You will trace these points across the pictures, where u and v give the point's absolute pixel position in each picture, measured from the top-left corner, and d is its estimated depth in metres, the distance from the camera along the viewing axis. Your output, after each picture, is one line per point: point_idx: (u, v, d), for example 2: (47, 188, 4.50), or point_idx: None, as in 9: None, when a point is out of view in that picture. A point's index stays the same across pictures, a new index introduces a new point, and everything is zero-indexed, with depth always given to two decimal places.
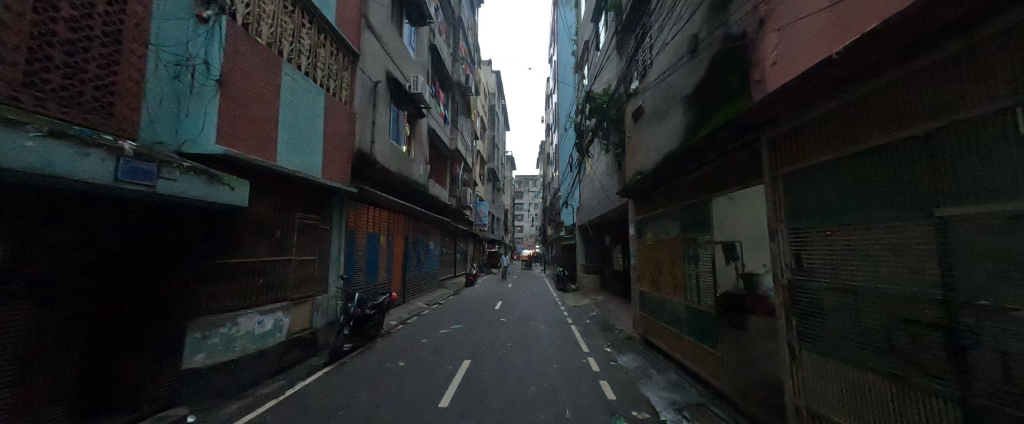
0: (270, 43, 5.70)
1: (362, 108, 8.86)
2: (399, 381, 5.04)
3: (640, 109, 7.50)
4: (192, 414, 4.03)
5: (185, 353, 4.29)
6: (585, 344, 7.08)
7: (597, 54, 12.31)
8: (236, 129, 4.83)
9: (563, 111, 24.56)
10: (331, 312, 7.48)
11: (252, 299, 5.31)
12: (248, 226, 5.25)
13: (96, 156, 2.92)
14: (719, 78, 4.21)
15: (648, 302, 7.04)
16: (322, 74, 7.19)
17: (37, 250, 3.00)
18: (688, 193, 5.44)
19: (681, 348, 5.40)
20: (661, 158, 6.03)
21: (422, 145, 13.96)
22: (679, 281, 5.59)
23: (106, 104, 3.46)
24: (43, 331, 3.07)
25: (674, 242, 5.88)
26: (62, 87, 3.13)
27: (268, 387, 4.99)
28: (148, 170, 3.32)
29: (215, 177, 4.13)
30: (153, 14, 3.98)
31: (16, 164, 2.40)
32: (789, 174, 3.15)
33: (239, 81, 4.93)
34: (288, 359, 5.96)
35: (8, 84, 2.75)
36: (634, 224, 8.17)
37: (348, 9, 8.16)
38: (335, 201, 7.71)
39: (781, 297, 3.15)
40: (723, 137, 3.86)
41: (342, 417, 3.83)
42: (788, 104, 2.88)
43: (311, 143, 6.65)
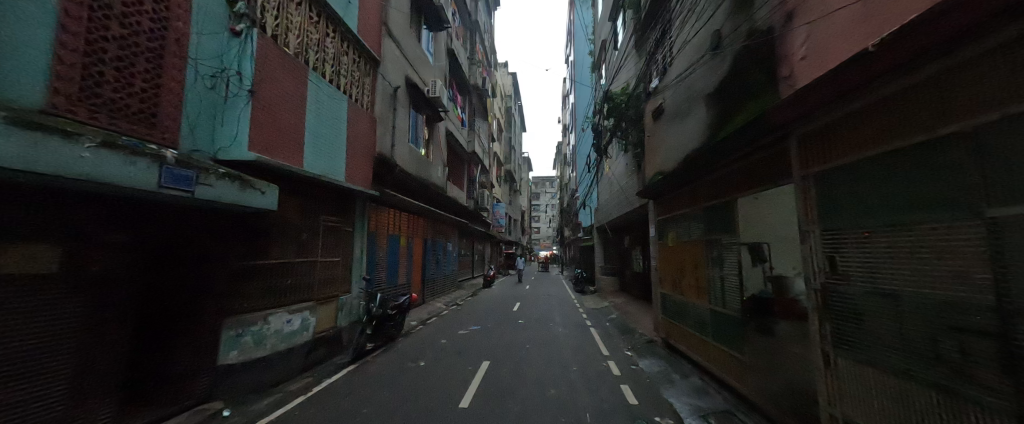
0: (298, 53, 5.94)
1: (382, 114, 9.11)
2: (420, 381, 5.13)
3: (660, 108, 7.36)
4: (227, 408, 4.25)
5: (221, 349, 4.54)
6: (604, 347, 6.99)
7: (615, 54, 12.22)
8: (266, 136, 5.07)
9: (579, 112, 24.50)
10: (355, 312, 7.71)
11: (281, 299, 5.54)
12: (278, 229, 5.48)
13: (141, 164, 3.12)
14: (744, 74, 4.09)
15: (669, 305, 6.89)
16: (345, 81, 7.43)
17: (93, 253, 3.25)
18: (711, 193, 5.31)
19: (705, 353, 5.25)
20: (682, 158, 5.91)
21: (440, 148, 14.20)
22: (702, 284, 5.45)
23: (150, 115, 3.70)
24: (96, 327, 3.30)
25: (697, 244, 5.73)
26: (112, 100, 3.37)
27: (296, 384, 5.19)
28: (185, 176, 3.52)
29: (248, 182, 4.35)
30: (193, 30, 4.23)
31: (74, 173, 2.61)
32: (819, 174, 3.04)
33: (268, 90, 5.17)
34: (315, 357, 6.17)
35: (65, 98, 2.99)
36: (654, 225, 8.02)
37: (369, 17, 8.41)
38: (357, 203, 7.95)
39: (814, 302, 3.02)
40: (749, 135, 3.74)
41: (367, 414, 3.93)
42: (820, 100, 2.77)
43: (335, 148, 6.89)
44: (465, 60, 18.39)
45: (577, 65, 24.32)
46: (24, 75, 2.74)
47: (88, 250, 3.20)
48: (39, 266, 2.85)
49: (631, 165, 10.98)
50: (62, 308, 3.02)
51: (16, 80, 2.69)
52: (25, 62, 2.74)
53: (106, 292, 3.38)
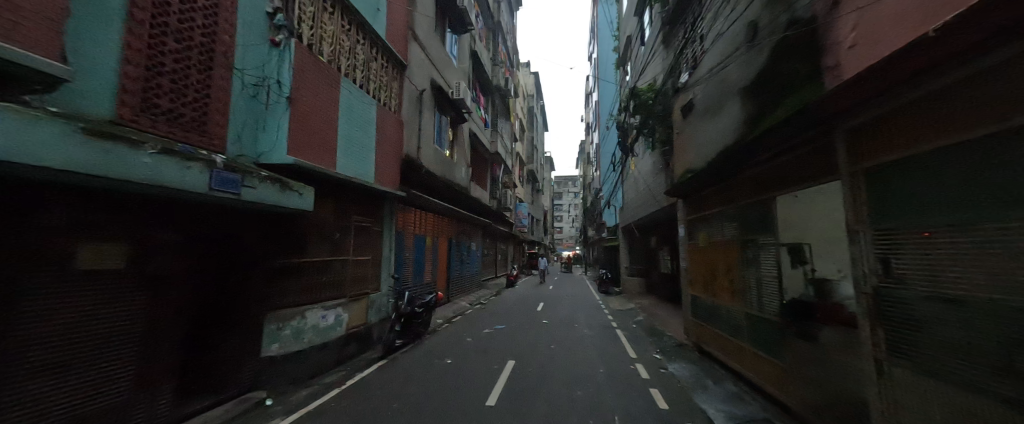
0: (331, 60, 6.21)
1: (409, 116, 9.37)
2: (446, 378, 5.21)
3: (690, 104, 7.11)
4: (269, 397, 4.51)
5: (263, 342, 4.84)
6: (632, 350, 6.84)
7: (641, 49, 11.95)
8: (303, 141, 5.33)
9: (603, 110, 24.14)
10: (384, 309, 7.96)
11: (318, 295, 5.81)
12: (313, 229, 5.75)
13: (194, 168, 3.37)
14: (783, 66, 3.88)
15: (700, 308, 6.64)
16: (374, 86, 7.69)
17: (153, 250, 3.55)
18: (746, 191, 5.08)
19: (741, 359, 5.02)
20: (714, 155, 5.68)
21: (464, 149, 14.41)
22: (737, 286, 5.21)
23: (201, 122, 4.00)
24: (156, 320, 3.60)
25: (730, 245, 5.50)
26: (169, 110, 3.66)
27: (331, 377, 5.44)
28: (232, 179, 3.78)
29: (287, 184, 4.60)
30: (238, 42, 4.53)
31: (137, 177, 2.86)
32: (870, 170, 2.83)
33: (305, 97, 5.44)
34: (347, 352, 6.42)
35: (131, 110, 3.28)
36: (684, 224, 7.76)
37: (397, 23, 8.68)
38: (386, 204, 8.22)
39: (864, 307, 2.82)
40: (789, 130, 3.54)
41: (396, 409, 4.04)
42: (870, 90, 2.59)
43: (366, 151, 7.14)
44: (488, 61, 18.55)
45: (601, 62, 23.99)
46: (96, 90, 3.02)
47: (149, 248, 3.50)
48: (108, 261, 3.15)
49: (659, 163, 10.68)
50: (126, 301, 3.32)
51: (90, 95, 2.97)
52: (97, 78, 3.02)
53: (164, 287, 3.67)
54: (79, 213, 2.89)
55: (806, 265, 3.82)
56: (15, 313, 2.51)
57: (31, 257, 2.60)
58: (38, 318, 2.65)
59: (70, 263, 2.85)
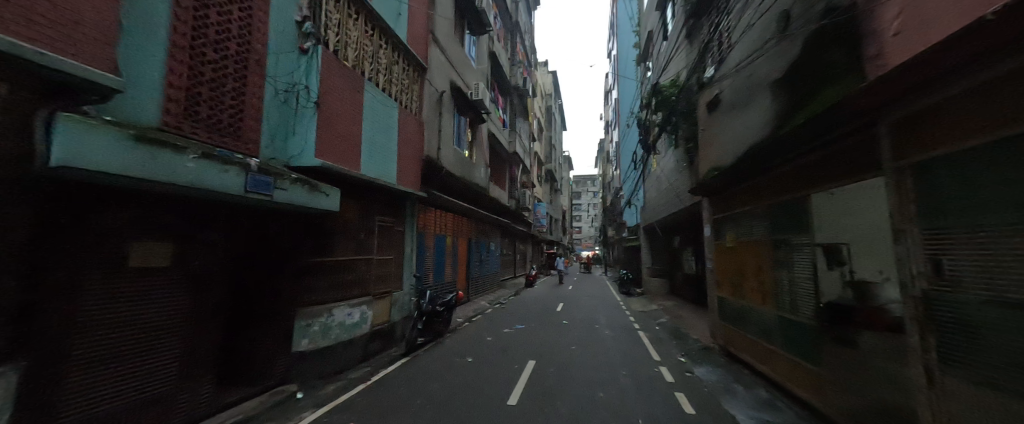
0: (355, 66, 6.40)
1: (429, 118, 9.53)
2: (467, 377, 5.27)
3: (716, 99, 6.87)
4: (299, 391, 4.69)
5: (294, 337, 5.01)
6: (655, 352, 6.69)
7: (663, 44, 11.66)
8: (330, 144, 5.52)
9: (624, 107, 23.74)
10: (406, 307, 8.13)
11: (344, 293, 6.00)
12: (340, 229, 5.94)
13: (231, 171, 3.55)
14: (820, 57, 3.68)
15: (728, 310, 6.42)
16: (396, 89, 7.87)
17: (195, 249, 3.77)
18: (778, 189, 4.86)
19: (773, 364, 4.81)
20: (743, 152, 5.48)
21: (483, 150, 14.51)
22: (768, 288, 5.01)
23: (237, 128, 4.22)
24: (196, 316, 3.81)
25: (760, 245, 5.29)
26: (209, 117, 3.87)
27: (356, 372, 5.61)
28: (266, 181, 3.97)
29: (315, 186, 4.78)
30: (270, 51, 4.74)
31: (181, 180, 3.05)
32: (918, 165, 2.65)
33: (331, 102, 5.63)
34: (371, 348, 6.60)
35: (175, 117, 3.50)
36: (710, 224, 7.52)
37: (417, 27, 8.84)
38: (407, 204, 8.39)
39: (913, 311, 2.64)
40: (825, 124, 3.37)
41: (419, 405, 4.11)
42: (916, 80, 2.43)
43: (388, 153, 7.31)
44: (507, 61, 18.60)
45: (621, 60, 23.57)
46: (145, 100, 3.23)
47: (191, 247, 3.73)
48: (156, 259, 3.36)
49: (682, 161, 10.39)
50: (170, 299, 3.53)
51: (140, 104, 3.19)
52: (145, 89, 3.23)
53: (203, 285, 3.89)
54: (131, 214, 3.11)
55: (843, 266, 3.63)
56: (74, 307, 2.73)
57: (89, 256, 2.82)
58: (95, 313, 2.87)
59: (122, 262, 3.07)
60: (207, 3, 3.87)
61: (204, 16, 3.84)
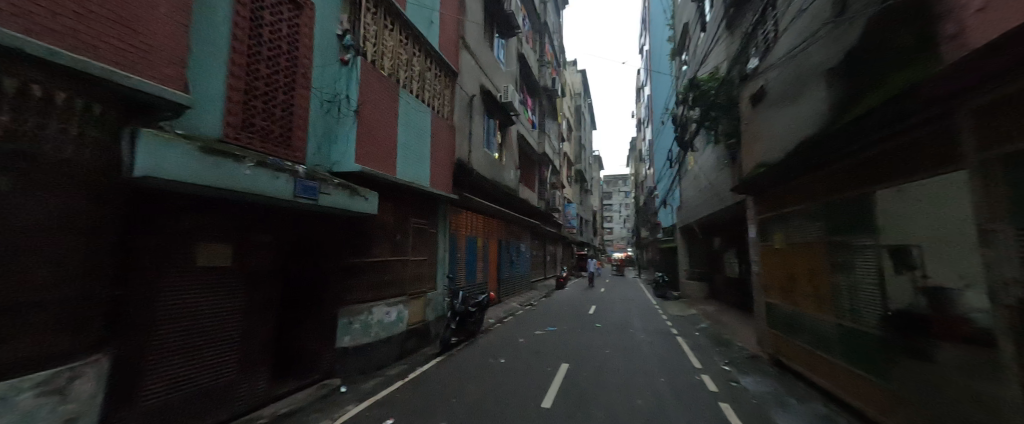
0: (391, 74, 6.65)
1: (460, 122, 9.72)
2: (501, 378, 5.28)
3: (761, 91, 6.46)
4: (343, 385, 4.94)
5: (338, 334, 5.25)
6: (695, 359, 6.38)
7: (701, 36, 11.15)
8: (368, 150, 5.78)
9: (657, 103, 22.97)
10: (440, 307, 8.33)
11: (382, 292, 6.24)
12: (378, 231, 6.19)
13: (283, 178, 3.81)
14: (886, 40, 3.35)
15: (777, 316, 6.01)
16: (429, 94, 8.10)
17: (251, 250, 4.08)
18: (835, 186, 4.48)
19: (832, 376, 4.42)
20: (793, 146, 5.10)
21: (513, 152, 14.58)
22: (825, 293, 4.61)
23: (287, 137, 4.53)
24: (252, 312, 4.11)
25: (814, 247, 4.90)
26: (263, 127, 4.19)
27: (394, 369, 5.82)
28: (312, 186, 4.23)
29: (355, 190, 5.03)
30: (315, 63, 5.04)
31: (240, 187, 3.32)
32: (1006, 155, 2.35)
33: (370, 109, 5.89)
34: (407, 347, 6.82)
35: (234, 129, 3.80)
36: (755, 224, 7.08)
37: (448, 33, 9.06)
38: (439, 207, 8.60)
39: (1004, 322, 2.34)
40: (892, 113, 3.07)
41: (455, 405, 4.18)
42: (1005, 60, 2.16)
43: (422, 157, 7.53)
44: (535, 62, 18.60)
45: (654, 54, 22.86)
46: (209, 113, 3.55)
47: (247, 248, 4.04)
48: (219, 260, 3.68)
49: (723, 158, 9.86)
50: (231, 296, 3.84)
51: (204, 119, 3.50)
52: (209, 104, 3.55)
53: (259, 284, 4.20)
54: (199, 218, 3.43)
55: (914, 271, 3.28)
56: (152, 304, 3.05)
57: (165, 257, 3.14)
58: (168, 309, 3.18)
59: (193, 262, 3.39)
60: (260, 23, 4.19)
61: (257, 35, 4.16)
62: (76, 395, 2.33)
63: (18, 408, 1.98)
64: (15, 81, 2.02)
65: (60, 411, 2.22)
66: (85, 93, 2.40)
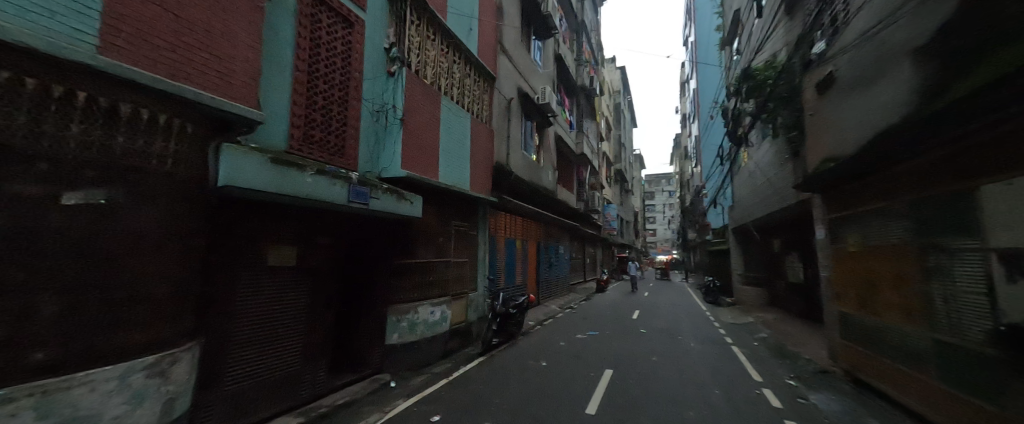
0: (433, 82, 6.91)
1: (499, 125, 9.84)
2: (543, 380, 5.26)
3: (829, 78, 5.85)
4: (392, 380, 5.19)
5: (387, 331, 5.52)
6: (755, 371, 5.90)
7: (755, 22, 10.38)
8: (413, 156, 6.04)
9: (704, 97, 21.77)
10: (481, 308, 8.48)
11: (427, 293, 6.48)
12: (422, 234, 6.44)
13: (338, 184, 4.09)
14: (991, 12, 2.89)
15: (854, 327, 5.39)
16: (469, 100, 8.32)
17: (312, 251, 4.42)
18: (925, 180, 3.94)
19: (925, 397, 3.88)
20: (870, 138, 4.57)
21: (551, 153, 14.52)
22: (917, 303, 4.05)
23: (341, 147, 4.85)
24: (313, 309, 4.46)
25: (901, 250, 4.33)
26: (321, 138, 4.53)
27: (439, 368, 6.01)
28: (364, 192, 4.50)
29: (401, 195, 5.27)
30: (365, 77, 5.37)
31: (303, 193, 3.62)
32: None
33: (414, 117, 6.16)
34: (451, 346, 7.02)
35: (297, 141, 4.15)
36: (824, 225, 6.44)
37: (486, 39, 9.25)
38: (479, 209, 8.76)
39: None
40: (999, 97, 2.64)
41: (498, 405, 4.22)
42: None
43: (463, 161, 7.73)
44: (573, 62, 18.41)
45: (700, 46, 21.66)
46: (276, 127, 3.91)
47: (309, 250, 4.38)
48: (286, 260, 4.03)
49: (783, 153, 9.08)
50: (295, 295, 4.19)
51: (272, 133, 3.86)
52: (276, 118, 3.92)
53: (319, 282, 4.55)
54: (269, 222, 3.79)
55: None
56: (232, 300, 3.41)
57: (242, 256, 3.51)
58: (244, 305, 3.54)
59: (264, 262, 3.75)
60: (317, 42, 4.54)
61: (315, 53, 4.51)
62: (174, 377, 2.66)
63: (131, 386, 2.32)
64: (129, 106, 2.41)
65: (163, 391, 2.56)
66: (186, 115, 2.78)
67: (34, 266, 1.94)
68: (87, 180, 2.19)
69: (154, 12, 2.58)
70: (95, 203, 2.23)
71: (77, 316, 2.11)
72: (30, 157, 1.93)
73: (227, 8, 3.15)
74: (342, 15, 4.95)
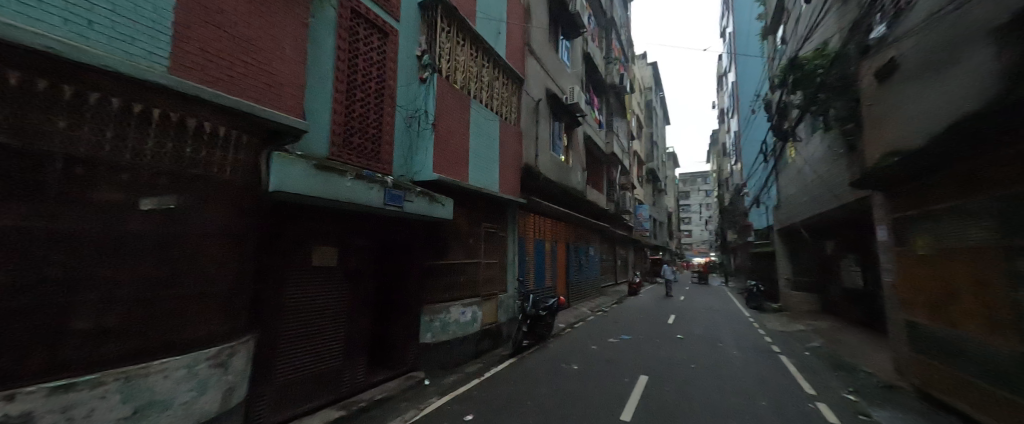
0: (463, 86, 7.05)
1: (527, 127, 9.87)
2: (576, 384, 5.20)
3: (890, 65, 5.36)
4: (426, 378, 5.35)
5: (421, 330, 5.68)
6: (807, 383, 5.50)
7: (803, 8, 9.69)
8: (444, 159, 6.19)
9: (745, 90, 20.63)
10: (511, 309, 8.52)
11: (458, 294, 6.59)
12: (454, 236, 6.57)
13: (375, 188, 4.26)
14: None
15: (926, 339, 4.88)
16: (497, 103, 8.40)
17: (351, 252, 4.63)
18: (1012, 175, 3.50)
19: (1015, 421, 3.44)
20: (941, 129, 4.13)
21: (580, 153, 14.34)
22: (1004, 314, 3.61)
23: (376, 152, 5.07)
24: (352, 308, 4.67)
25: (984, 254, 3.86)
26: (359, 145, 4.76)
27: (471, 367, 6.11)
28: (398, 194, 4.66)
29: (434, 197, 5.42)
30: (398, 84, 5.58)
31: (344, 197, 3.81)
32: None
33: (444, 121, 6.31)
34: (482, 347, 7.11)
35: (337, 147, 4.37)
36: (887, 225, 5.89)
37: (514, 41, 9.30)
38: (508, 211, 8.82)
39: None
40: None
41: (531, 407, 4.23)
42: None
43: (492, 163, 7.81)
44: (602, 60, 18.10)
45: (739, 37, 20.61)
46: (319, 135, 4.15)
47: (348, 251, 4.59)
48: (328, 261, 4.25)
49: (837, 147, 8.39)
50: (336, 294, 4.40)
51: (315, 140, 4.10)
52: (319, 127, 4.15)
53: (357, 282, 4.76)
54: (313, 224, 4.01)
55: None
56: (281, 298, 3.65)
57: (289, 257, 3.74)
58: (292, 302, 3.78)
59: (308, 263, 3.98)
60: (355, 53, 4.77)
61: (354, 64, 4.75)
62: (233, 368, 2.88)
63: (197, 374, 2.55)
64: (195, 121, 2.66)
65: (223, 380, 2.78)
66: (241, 126, 3.00)
67: (118, 265, 2.18)
68: (161, 188, 2.44)
69: (216, 34, 2.83)
70: (167, 208, 2.46)
71: (152, 311, 2.35)
72: (115, 167, 2.20)
73: (276, 26, 3.39)
74: (378, 26, 5.17)
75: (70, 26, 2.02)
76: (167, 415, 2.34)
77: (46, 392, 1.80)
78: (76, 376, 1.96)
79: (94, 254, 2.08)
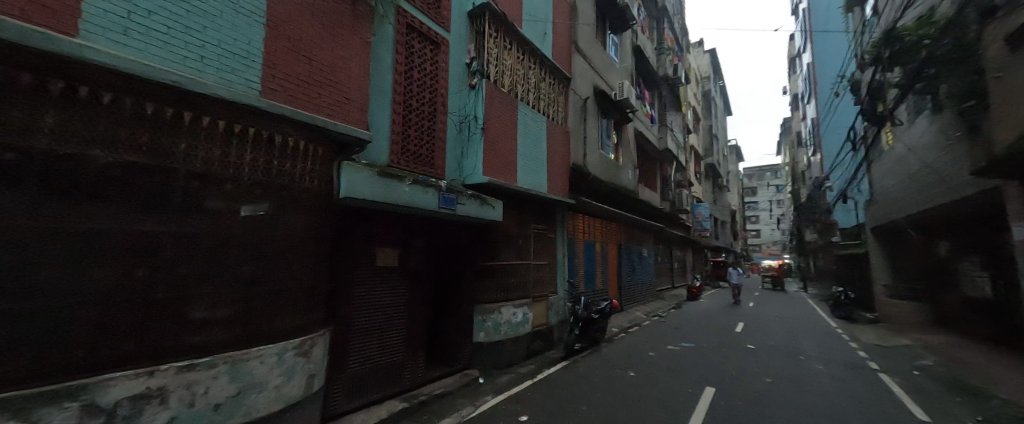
0: (510, 89, 7.13)
1: (575, 126, 9.71)
2: (634, 392, 4.98)
3: None
4: (479, 376, 5.50)
5: (474, 329, 5.85)
6: (917, 408, 4.70)
7: None
8: (493, 162, 6.29)
9: (824, 72, 18.35)
10: (562, 311, 8.42)
11: (509, 294, 6.66)
12: (504, 237, 6.64)
13: (430, 192, 4.47)
14: None
15: None
16: (544, 103, 8.37)
17: (410, 253, 4.90)
18: None
19: None
20: None
21: (631, 151, 13.77)
22: None
23: (430, 157, 5.30)
24: (412, 307, 4.92)
25: None
26: (415, 152, 5.02)
27: (523, 368, 6.14)
28: (451, 198, 4.84)
29: (484, 200, 5.53)
30: (449, 91, 5.80)
31: (403, 201, 4.05)
32: None
33: (493, 125, 6.43)
34: (533, 348, 7.11)
35: (395, 155, 4.65)
36: None
37: (560, 41, 9.23)
38: (558, 212, 8.73)
39: None
40: None
41: (588, 412, 4.14)
42: None
43: (540, 164, 7.79)
44: (653, 52, 17.24)
45: (816, 13, 18.44)
46: (379, 144, 4.45)
47: (408, 252, 4.86)
48: (390, 261, 4.54)
49: (952, 129, 7.08)
50: (398, 292, 4.67)
51: (376, 149, 4.40)
52: (379, 136, 4.45)
53: (416, 282, 5.01)
54: (376, 227, 4.32)
55: None
56: (350, 296, 3.96)
57: (356, 257, 4.05)
58: (359, 300, 4.09)
59: (373, 263, 4.28)
60: (410, 65, 5.05)
61: (409, 76, 5.02)
62: (314, 358, 3.19)
63: (286, 361, 2.86)
64: (281, 136, 2.99)
65: (307, 368, 3.09)
66: (316, 139, 3.30)
67: (224, 263, 2.53)
68: (256, 196, 2.79)
69: (295, 58, 3.17)
70: (260, 214, 2.80)
71: (251, 304, 2.69)
72: (222, 180, 2.56)
73: (342, 46, 3.70)
74: (431, 38, 5.44)
75: (188, 63, 2.42)
76: (263, 396, 2.67)
77: (175, 370, 2.17)
78: (196, 357, 2.32)
79: (206, 253, 2.43)
